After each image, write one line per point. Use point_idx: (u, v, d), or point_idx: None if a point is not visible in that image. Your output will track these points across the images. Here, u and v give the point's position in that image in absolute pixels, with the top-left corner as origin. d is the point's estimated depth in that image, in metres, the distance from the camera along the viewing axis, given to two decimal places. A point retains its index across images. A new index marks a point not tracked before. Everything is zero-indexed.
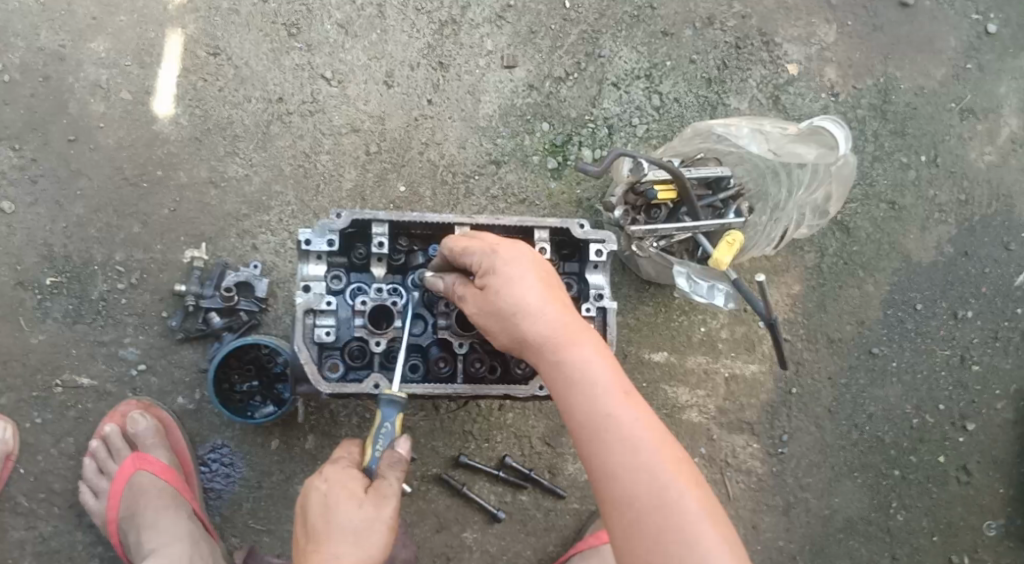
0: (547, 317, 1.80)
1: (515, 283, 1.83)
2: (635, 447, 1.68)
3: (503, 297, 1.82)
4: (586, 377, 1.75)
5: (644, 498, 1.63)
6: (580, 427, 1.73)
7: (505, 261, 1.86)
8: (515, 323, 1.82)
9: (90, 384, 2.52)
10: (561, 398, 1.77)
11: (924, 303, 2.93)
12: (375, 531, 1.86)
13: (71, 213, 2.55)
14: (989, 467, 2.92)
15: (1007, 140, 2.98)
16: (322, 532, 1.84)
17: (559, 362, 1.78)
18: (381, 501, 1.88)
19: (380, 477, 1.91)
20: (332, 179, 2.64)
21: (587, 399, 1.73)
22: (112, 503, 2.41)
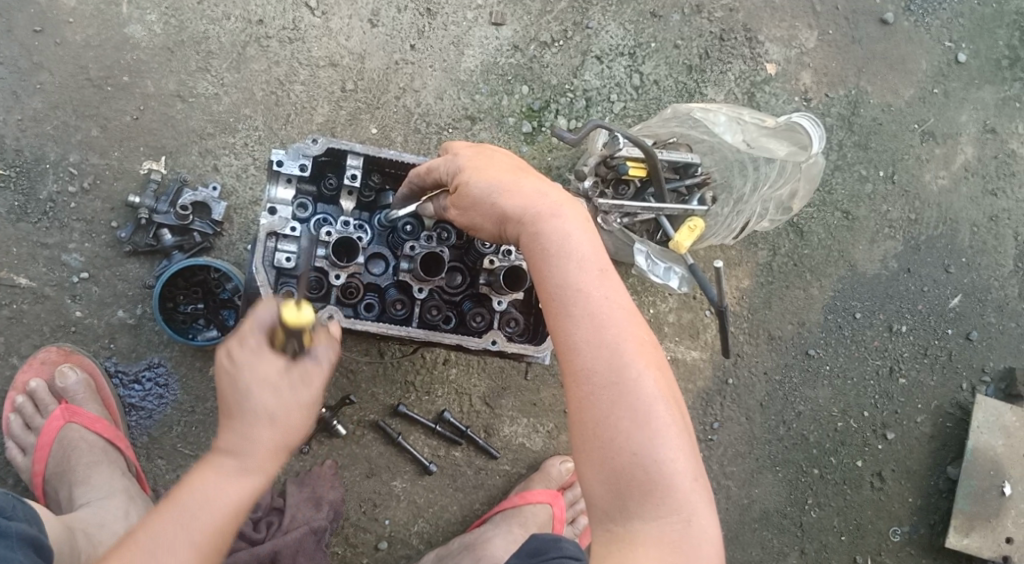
0: (521, 194, 1.77)
1: (490, 173, 1.82)
2: (600, 323, 1.65)
3: (478, 187, 1.80)
4: (561, 248, 1.71)
5: (602, 375, 1.61)
6: (549, 299, 1.70)
7: (481, 159, 1.86)
8: (492, 204, 1.79)
9: (27, 285, 2.44)
10: (539, 270, 1.72)
11: (863, 313, 3.04)
12: (288, 425, 1.67)
13: (27, 106, 2.46)
14: (902, 476, 3.04)
15: (961, 167, 3.09)
16: (230, 413, 1.67)
17: (534, 235, 1.73)
18: (299, 389, 1.67)
19: (304, 357, 1.68)
20: (304, 111, 2.59)
21: (558, 271, 1.70)
22: (39, 456, 2.33)
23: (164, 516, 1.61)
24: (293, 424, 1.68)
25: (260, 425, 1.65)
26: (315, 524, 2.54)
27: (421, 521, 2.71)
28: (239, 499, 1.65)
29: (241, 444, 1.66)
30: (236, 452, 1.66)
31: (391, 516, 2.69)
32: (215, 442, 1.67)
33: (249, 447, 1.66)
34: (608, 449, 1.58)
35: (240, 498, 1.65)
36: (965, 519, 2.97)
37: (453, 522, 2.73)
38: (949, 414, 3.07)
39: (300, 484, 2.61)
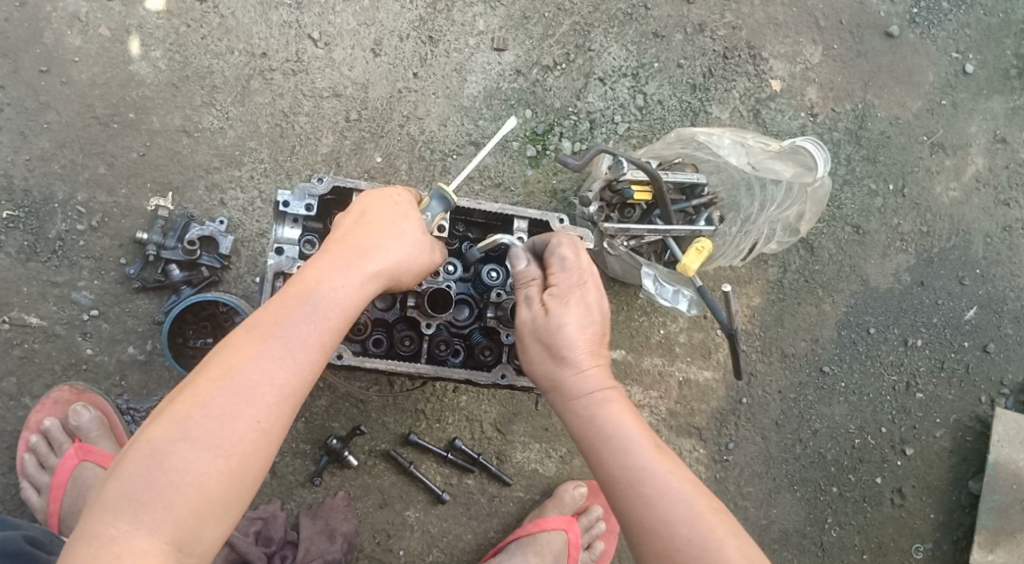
0: (584, 368, 1.86)
1: (560, 340, 1.86)
2: (672, 500, 1.69)
3: (567, 325, 1.85)
4: (618, 431, 1.79)
5: (688, 552, 1.65)
6: (615, 481, 1.75)
7: (559, 305, 1.88)
8: (557, 369, 1.87)
9: (38, 324, 2.45)
10: (597, 451, 1.79)
11: (877, 327, 3.00)
12: (356, 296, 1.72)
13: (35, 145, 2.48)
14: (923, 492, 2.99)
15: (972, 178, 3.06)
16: (285, 297, 1.67)
17: (589, 417, 1.83)
18: (373, 264, 1.75)
19: (385, 234, 1.79)
20: (309, 142, 2.60)
21: (622, 454, 1.76)
22: (54, 495, 2.30)
23: (213, 393, 1.56)
24: (377, 282, 1.76)
25: (321, 303, 1.67)
26: (329, 556, 2.51)
27: (435, 550, 2.69)
28: (297, 377, 1.62)
29: (296, 325, 1.64)
30: (291, 333, 1.63)
31: (405, 546, 2.68)
32: (260, 325, 1.63)
33: (304, 328, 1.64)
34: None
35: (297, 378, 1.62)
36: (990, 534, 2.91)
37: (468, 551, 2.71)
38: (969, 428, 3.02)
39: (313, 516, 2.60)
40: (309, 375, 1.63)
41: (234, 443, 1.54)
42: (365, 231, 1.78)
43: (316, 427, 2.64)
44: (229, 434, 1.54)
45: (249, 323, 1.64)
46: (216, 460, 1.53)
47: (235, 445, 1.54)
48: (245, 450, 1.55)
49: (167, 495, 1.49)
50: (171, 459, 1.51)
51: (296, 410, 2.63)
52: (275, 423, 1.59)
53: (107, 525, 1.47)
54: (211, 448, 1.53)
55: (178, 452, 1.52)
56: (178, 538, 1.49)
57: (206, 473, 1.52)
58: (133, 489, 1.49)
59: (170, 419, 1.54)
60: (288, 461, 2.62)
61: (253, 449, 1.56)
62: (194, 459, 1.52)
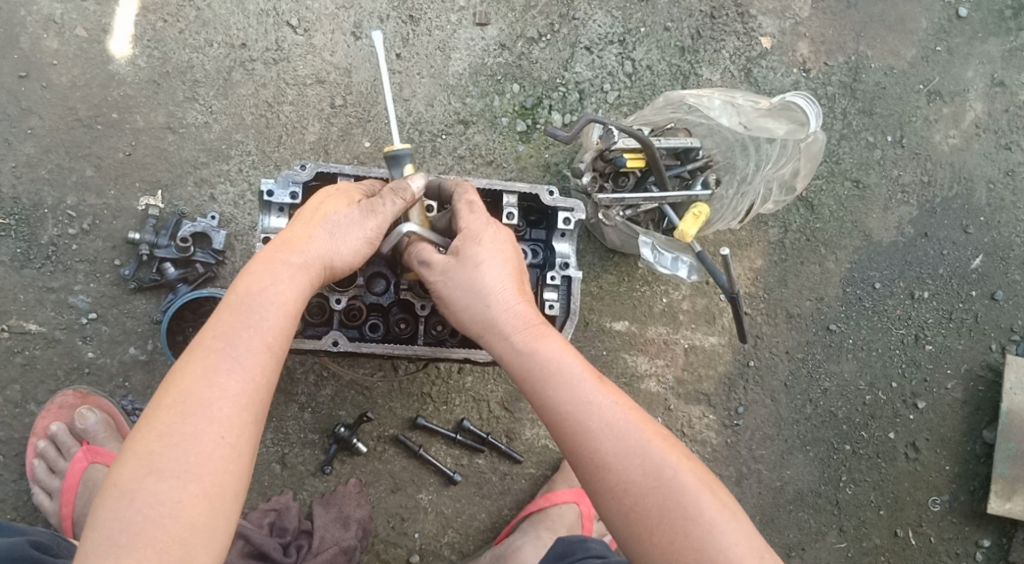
0: (513, 310, 1.84)
1: (479, 286, 1.85)
2: (621, 430, 1.70)
3: (488, 270, 1.85)
4: (559, 367, 1.77)
5: (642, 484, 1.65)
6: (561, 421, 1.73)
7: (475, 248, 1.87)
8: (486, 311, 1.84)
9: (37, 330, 2.44)
10: (539, 391, 1.76)
11: (882, 282, 2.97)
12: (295, 293, 1.72)
13: (21, 152, 2.46)
14: (937, 445, 2.97)
15: (972, 125, 3.01)
16: (223, 311, 1.67)
17: (525, 358, 1.80)
18: (307, 259, 1.77)
19: (316, 227, 1.81)
20: (295, 131, 2.57)
21: (564, 390, 1.75)
22: (66, 498, 2.32)
23: (173, 420, 1.57)
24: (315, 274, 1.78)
25: (261, 308, 1.68)
26: (344, 544, 2.54)
27: (451, 531, 2.69)
28: (251, 385, 1.62)
29: (242, 335, 1.65)
30: (236, 344, 1.64)
31: (420, 529, 2.68)
32: (205, 343, 1.64)
33: (249, 337, 1.65)
34: (669, 554, 1.61)
35: (252, 387, 1.63)
36: (1006, 483, 2.89)
37: (483, 530, 2.71)
38: (980, 378, 2.99)
39: (327, 504, 2.61)
40: (262, 384, 1.64)
41: (203, 465, 1.55)
42: (294, 229, 1.79)
43: (322, 416, 2.64)
44: (198, 457, 1.55)
45: (192, 344, 1.64)
46: (188, 487, 1.53)
47: (205, 467, 1.55)
48: (217, 469, 1.56)
49: (149, 531, 1.50)
50: (144, 495, 1.52)
51: (301, 401, 2.63)
52: (241, 437, 1.60)
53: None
54: (183, 475, 1.54)
55: (149, 487, 1.52)
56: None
57: (183, 502, 1.53)
58: (113, 532, 1.50)
59: (137, 456, 1.55)
60: (297, 451, 2.62)
61: (225, 467, 1.57)
62: (168, 491, 1.53)
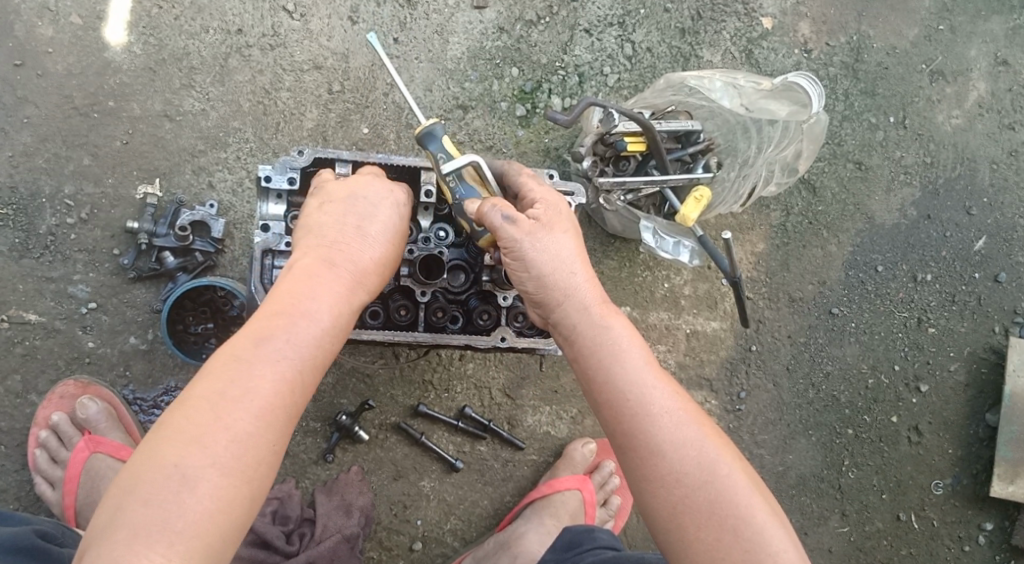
0: (584, 288, 1.83)
1: (565, 257, 1.83)
2: (681, 422, 1.69)
3: (563, 243, 1.84)
4: (625, 349, 1.77)
5: (697, 477, 1.65)
6: (620, 401, 1.72)
7: (557, 224, 1.85)
8: (560, 284, 1.82)
9: (37, 320, 2.44)
10: (604, 368, 1.75)
11: (884, 265, 2.95)
12: (352, 306, 1.74)
13: (17, 141, 2.44)
14: (940, 428, 2.96)
15: (975, 104, 2.99)
16: (288, 308, 1.67)
17: (594, 333, 1.80)
18: (365, 277, 1.77)
19: (374, 241, 1.79)
20: (293, 117, 2.56)
21: (629, 369, 1.74)
22: (68, 488, 2.30)
23: (234, 413, 1.56)
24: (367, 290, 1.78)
25: (323, 319, 1.69)
26: (347, 532, 2.55)
27: (453, 518, 2.69)
28: (305, 394, 1.65)
29: (306, 339, 1.65)
30: (298, 348, 1.65)
31: (423, 516, 2.68)
32: (270, 339, 1.63)
33: (311, 343, 1.67)
34: (713, 551, 1.61)
35: (301, 395, 1.65)
36: (1009, 466, 2.89)
37: (486, 517, 2.71)
38: (983, 360, 2.98)
39: (329, 492, 2.61)
40: (310, 393, 1.67)
41: (256, 466, 1.56)
42: (354, 239, 1.78)
43: (323, 404, 2.63)
44: (252, 456, 1.56)
45: (255, 335, 1.63)
46: (241, 486, 1.54)
47: (255, 469, 1.56)
48: (264, 471, 1.58)
49: (198, 523, 1.49)
50: (199, 485, 1.51)
51: None
52: (285, 442, 1.62)
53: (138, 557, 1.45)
54: (236, 472, 1.54)
55: (206, 478, 1.51)
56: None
57: (233, 499, 1.53)
58: (162, 521, 1.47)
59: (194, 443, 1.53)
60: (299, 440, 2.62)
61: (271, 469, 1.59)
62: (222, 486, 1.52)
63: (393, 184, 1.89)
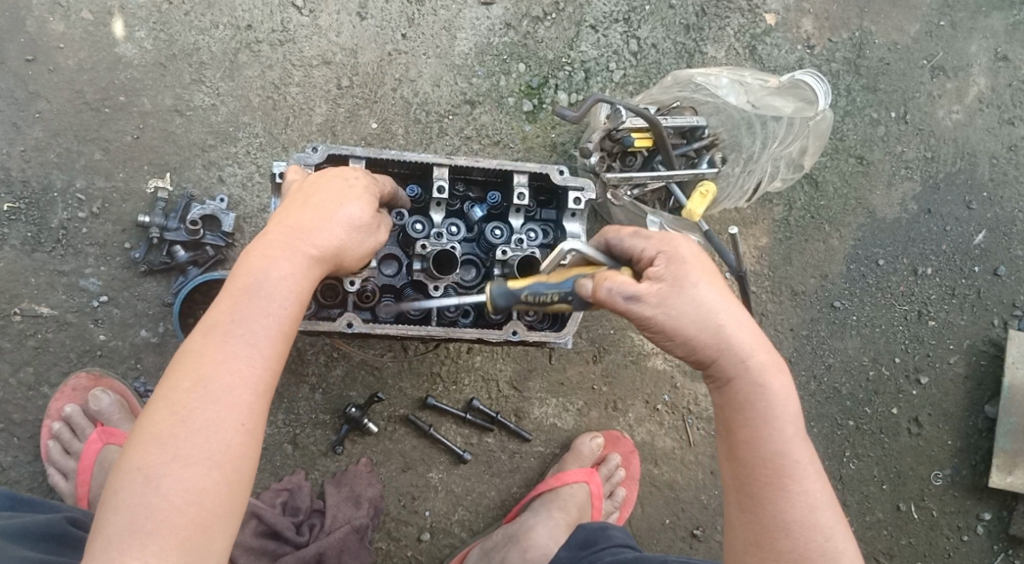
0: (744, 345, 1.77)
1: (736, 344, 1.77)
2: (814, 505, 1.72)
3: (710, 302, 1.76)
4: (781, 414, 1.76)
5: (814, 561, 1.69)
6: (761, 466, 1.74)
7: (707, 289, 1.76)
8: (725, 340, 1.77)
9: (49, 314, 2.45)
10: (754, 429, 1.76)
11: (886, 259, 2.99)
12: (308, 281, 1.72)
13: (29, 136, 2.46)
14: (940, 420, 3.00)
15: (975, 100, 3.03)
16: (233, 291, 1.67)
17: (752, 391, 1.77)
18: (318, 247, 1.74)
19: (325, 211, 1.77)
20: (303, 112, 2.58)
21: (779, 440, 1.74)
22: (82, 479, 2.34)
23: (193, 405, 1.59)
24: (325, 263, 1.76)
25: (273, 294, 1.67)
26: (356, 522, 2.58)
27: (460, 509, 2.72)
28: (266, 372, 1.65)
29: (255, 319, 1.65)
30: (250, 329, 1.65)
31: (431, 507, 2.71)
32: (218, 325, 1.65)
33: (262, 321, 1.66)
34: None
35: (263, 372, 1.65)
36: (1008, 457, 2.92)
37: (493, 508, 2.74)
38: (982, 352, 3.02)
39: (338, 484, 2.63)
40: (273, 370, 1.67)
41: (224, 451, 1.59)
42: (313, 212, 1.77)
43: (333, 396, 2.66)
44: (218, 443, 1.59)
45: (204, 324, 1.65)
46: (209, 474, 1.57)
47: (226, 456, 1.59)
48: (235, 455, 1.60)
49: (171, 515, 1.54)
50: (166, 480, 1.55)
51: (312, 381, 2.65)
52: (254, 422, 1.63)
53: (116, 556, 1.52)
54: (203, 461, 1.57)
55: (171, 472, 1.56)
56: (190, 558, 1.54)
57: (205, 488, 1.57)
58: (136, 518, 1.54)
59: (156, 438, 1.58)
60: (308, 432, 2.64)
61: (243, 453, 1.61)
62: (190, 477, 1.56)
63: (364, 173, 1.92)
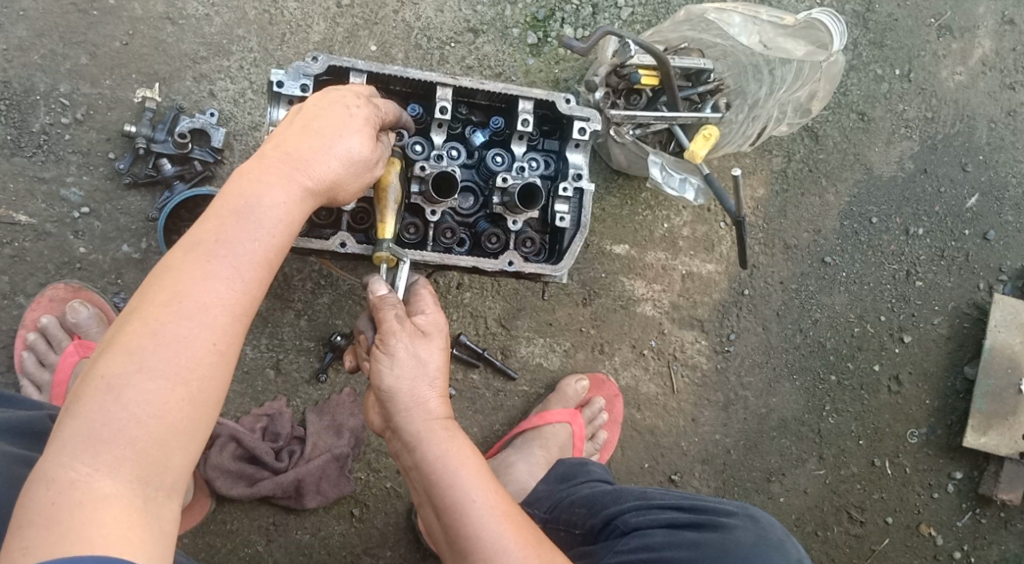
0: (421, 384, 1.84)
1: (423, 370, 1.84)
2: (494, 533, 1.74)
3: (406, 349, 1.82)
4: (457, 482, 1.78)
5: None
6: (448, 509, 1.77)
7: (414, 339, 1.84)
8: (412, 388, 1.83)
9: (27, 222, 2.37)
10: (438, 471, 1.79)
11: (879, 217, 2.99)
12: (303, 215, 1.66)
13: (11, 34, 2.36)
14: (919, 379, 3.03)
15: (979, 62, 3.01)
16: (220, 211, 1.58)
17: (428, 451, 1.81)
18: (314, 177, 1.68)
19: (326, 140, 1.71)
20: (300, 30, 2.49)
21: (460, 498, 1.77)
22: (56, 393, 2.26)
23: (164, 319, 1.49)
24: (318, 196, 1.70)
25: (262, 221, 1.59)
26: (336, 451, 2.56)
27: None
28: (244, 296, 1.56)
29: (239, 241, 1.57)
30: (235, 250, 1.57)
31: None
32: (201, 243, 1.55)
33: (248, 245, 1.58)
34: None
35: (246, 299, 1.57)
36: (983, 418, 2.95)
37: (474, 444, 2.73)
38: (966, 315, 3.03)
39: (320, 412, 2.61)
40: (254, 298, 1.58)
41: (190, 370, 1.49)
42: (309, 143, 1.70)
43: (319, 324, 2.61)
44: (185, 360, 1.48)
45: (186, 242, 1.55)
46: (174, 390, 1.47)
47: (192, 372, 1.49)
48: (204, 375, 1.50)
49: (128, 430, 1.43)
50: (127, 393, 1.44)
51: (298, 307, 2.60)
52: (230, 347, 1.54)
53: (66, 467, 1.40)
54: (169, 377, 1.47)
55: (133, 384, 1.44)
56: (144, 473, 1.44)
57: (167, 404, 1.46)
58: (90, 426, 1.42)
59: (121, 348, 1.47)
60: (292, 358, 2.60)
61: (212, 374, 1.51)
62: (152, 391, 1.45)
63: (366, 98, 1.83)
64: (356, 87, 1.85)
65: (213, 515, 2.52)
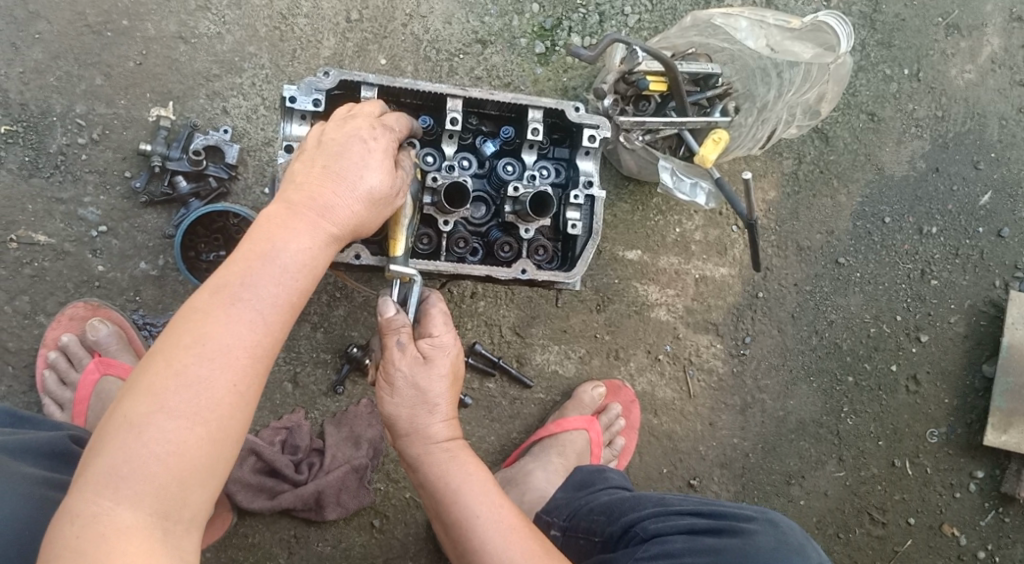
0: (424, 406, 1.89)
1: (426, 394, 1.89)
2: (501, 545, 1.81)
3: (407, 376, 1.87)
4: (463, 498, 1.85)
5: None
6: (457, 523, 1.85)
7: (416, 365, 1.88)
8: (418, 411, 1.89)
9: (46, 242, 2.40)
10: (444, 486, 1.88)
11: (892, 217, 2.98)
12: (326, 257, 1.68)
13: (28, 57, 2.40)
14: (937, 378, 3.01)
15: (988, 60, 3.01)
16: (246, 254, 1.60)
17: (434, 471, 1.89)
18: (337, 220, 1.71)
19: (347, 181, 1.74)
20: (310, 45, 2.52)
21: (466, 513, 1.84)
22: (79, 410, 2.29)
23: (187, 360, 1.50)
24: (341, 235, 1.72)
25: (283, 263, 1.61)
26: (355, 462, 2.56)
27: None
28: (266, 338, 1.57)
29: (263, 284, 1.58)
30: (258, 291, 1.58)
31: None
32: (226, 285, 1.57)
33: (270, 287, 1.59)
34: None
35: (268, 341, 1.57)
36: (1003, 416, 2.94)
37: (492, 452, 2.74)
38: (983, 313, 3.01)
39: (338, 424, 2.61)
40: (276, 339, 1.59)
41: (210, 411, 1.49)
42: (328, 184, 1.73)
43: (334, 336, 2.63)
44: (207, 401, 1.49)
45: (211, 283, 1.57)
46: (195, 429, 1.48)
47: (213, 413, 1.50)
48: (226, 415, 1.51)
49: (150, 468, 1.44)
50: (150, 431, 1.46)
51: (314, 321, 2.62)
52: (250, 387, 1.54)
53: (90, 501, 1.43)
54: (189, 417, 1.48)
55: (155, 424, 1.46)
56: (165, 507, 1.45)
57: (188, 444, 1.47)
58: (113, 464, 1.44)
59: (145, 387, 1.48)
60: (309, 370, 2.61)
61: (233, 414, 1.52)
62: (174, 431, 1.46)
63: (380, 125, 1.85)
64: (369, 115, 1.87)
65: (235, 529, 2.54)
